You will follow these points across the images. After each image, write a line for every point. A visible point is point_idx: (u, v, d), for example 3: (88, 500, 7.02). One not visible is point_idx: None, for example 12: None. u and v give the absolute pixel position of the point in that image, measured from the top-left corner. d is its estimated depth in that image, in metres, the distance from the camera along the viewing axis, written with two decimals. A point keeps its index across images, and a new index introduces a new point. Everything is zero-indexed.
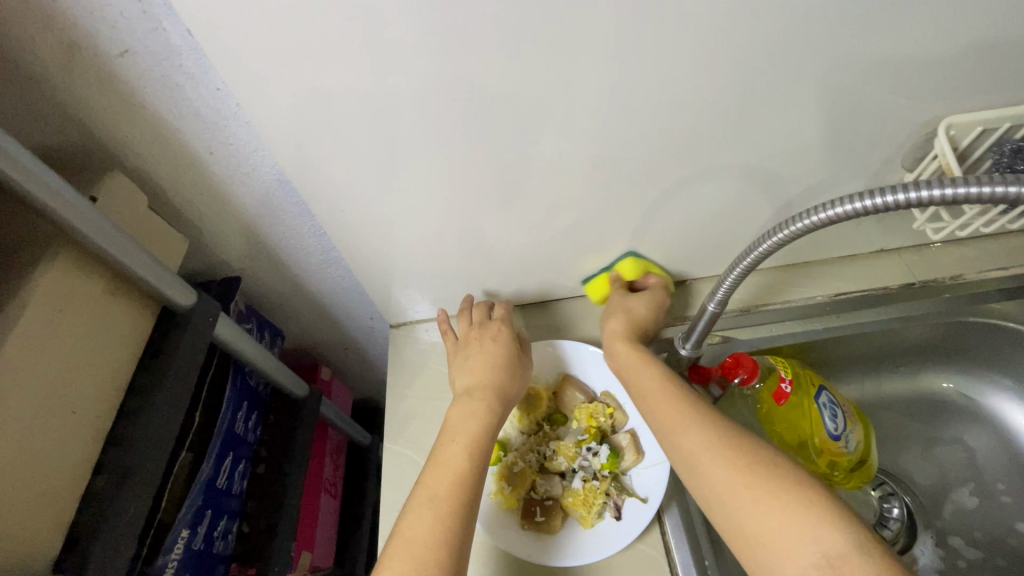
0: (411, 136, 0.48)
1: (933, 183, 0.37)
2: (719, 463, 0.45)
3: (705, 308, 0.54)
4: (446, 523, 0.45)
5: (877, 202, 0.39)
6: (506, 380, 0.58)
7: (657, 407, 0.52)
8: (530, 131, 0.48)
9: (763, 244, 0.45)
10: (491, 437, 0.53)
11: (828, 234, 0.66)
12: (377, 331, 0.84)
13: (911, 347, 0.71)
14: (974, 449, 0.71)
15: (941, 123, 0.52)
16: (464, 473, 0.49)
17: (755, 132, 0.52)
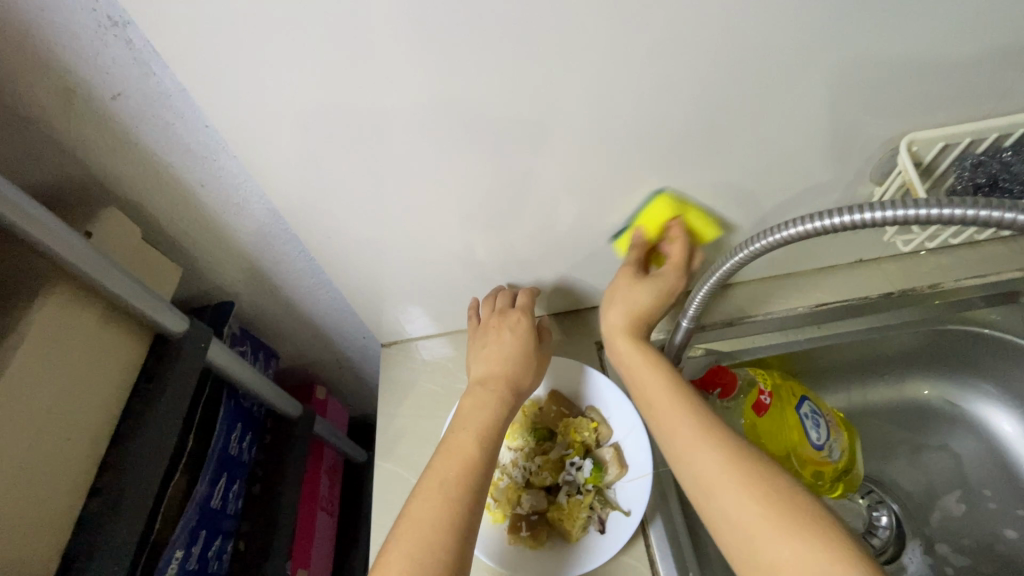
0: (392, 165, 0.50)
1: (894, 204, 0.40)
2: (703, 449, 0.47)
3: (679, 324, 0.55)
4: (454, 506, 0.47)
5: (836, 220, 0.42)
6: (520, 372, 0.60)
7: (663, 419, 0.52)
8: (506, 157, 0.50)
9: (735, 258, 0.49)
10: (502, 427, 0.55)
11: (805, 246, 0.67)
12: (371, 350, 0.86)
13: (893, 355, 0.71)
14: (960, 455, 0.71)
15: (904, 139, 0.54)
16: (473, 461, 0.51)
17: (723, 153, 0.53)
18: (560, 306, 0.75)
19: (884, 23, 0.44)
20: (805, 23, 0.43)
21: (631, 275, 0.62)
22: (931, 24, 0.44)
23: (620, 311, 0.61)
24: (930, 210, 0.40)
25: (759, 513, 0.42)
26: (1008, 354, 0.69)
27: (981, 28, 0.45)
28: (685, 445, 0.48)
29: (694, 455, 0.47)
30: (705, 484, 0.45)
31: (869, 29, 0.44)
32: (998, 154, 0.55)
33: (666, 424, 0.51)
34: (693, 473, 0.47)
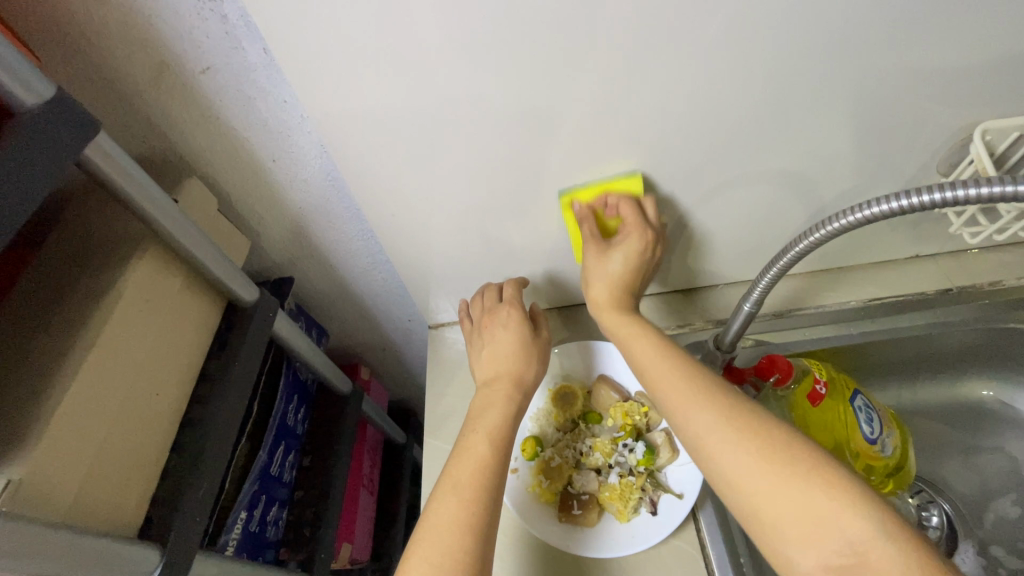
0: (462, 144, 0.51)
1: (970, 184, 0.38)
2: (702, 408, 0.47)
3: (741, 308, 0.55)
4: (471, 510, 0.47)
5: (917, 201, 0.40)
6: (523, 365, 0.60)
7: (669, 395, 0.50)
8: (574, 139, 0.51)
9: (801, 243, 0.46)
10: (512, 426, 0.55)
11: (862, 238, 0.66)
12: (415, 333, 0.88)
13: (950, 353, 0.70)
14: (1016, 458, 0.70)
15: (977, 128, 0.53)
16: (487, 462, 0.51)
17: (788, 139, 0.53)
18: None
19: (969, 7, 0.43)
20: (888, 6, 0.42)
21: (601, 249, 0.59)
22: (1018, 9, 0.43)
23: (603, 285, 0.59)
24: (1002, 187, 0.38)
25: (759, 466, 0.42)
26: None
27: None
28: (683, 408, 0.48)
29: (691, 415, 0.47)
30: (708, 444, 0.45)
31: (957, 14, 0.43)
32: None
33: (662, 387, 0.51)
34: (696, 433, 0.46)
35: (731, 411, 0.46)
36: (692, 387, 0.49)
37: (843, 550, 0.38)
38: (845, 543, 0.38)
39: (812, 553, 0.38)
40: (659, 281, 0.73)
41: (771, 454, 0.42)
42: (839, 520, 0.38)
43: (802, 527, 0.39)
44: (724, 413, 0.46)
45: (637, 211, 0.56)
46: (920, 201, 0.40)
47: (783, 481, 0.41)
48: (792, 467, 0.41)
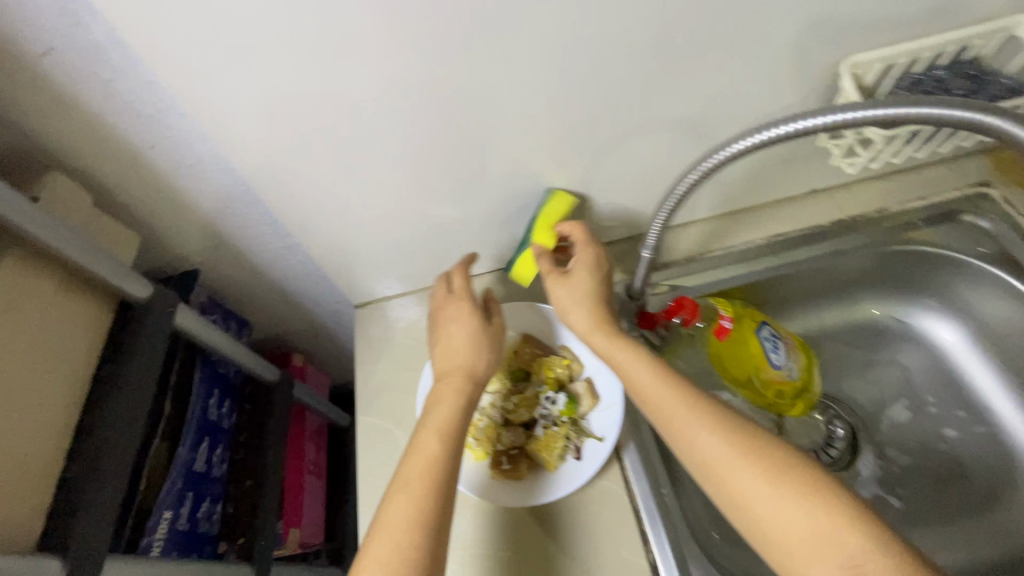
0: (348, 109, 0.49)
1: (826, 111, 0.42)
2: (712, 432, 0.48)
3: (650, 232, 0.59)
4: (423, 507, 0.48)
5: (777, 132, 0.45)
6: (475, 360, 0.58)
7: (666, 417, 0.51)
8: (460, 93, 0.49)
9: (697, 171, 0.51)
10: (465, 419, 0.55)
11: (757, 176, 0.69)
12: (344, 314, 0.85)
13: (848, 279, 0.75)
14: (908, 368, 0.76)
15: (844, 64, 0.55)
16: (437, 457, 0.51)
17: (672, 84, 0.54)
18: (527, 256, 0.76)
19: None
20: None
21: (560, 275, 0.62)
22: None
23: (580, 311, 0.60)
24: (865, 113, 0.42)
25: (770, 492, 0.44)
26: (957, 273, 0.71)
27: None
28: (688, 430, 0.49)
29: (697, 437, 0.48)
30: (718, 466, 0.46)
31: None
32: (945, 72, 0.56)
33: (660, 409, 0.51)
34: (699, 454, 0.48)
35: (741, 441, 0.47)
36: (692, 408, 0.50)
37: (845, 563, 0.39)
38: (843, 558, 0.40)
39: (817, 565, 0.40)
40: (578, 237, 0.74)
41: (772, 476, 0.44)
42: (815, 538, 0.41)
43: (810, 545, 0.41)
44: (730, 438, 0.47)
45: (581, 231, 0.63)
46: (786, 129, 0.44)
47: (790, 497, 0.43)
48: (799, 486, 0.43)
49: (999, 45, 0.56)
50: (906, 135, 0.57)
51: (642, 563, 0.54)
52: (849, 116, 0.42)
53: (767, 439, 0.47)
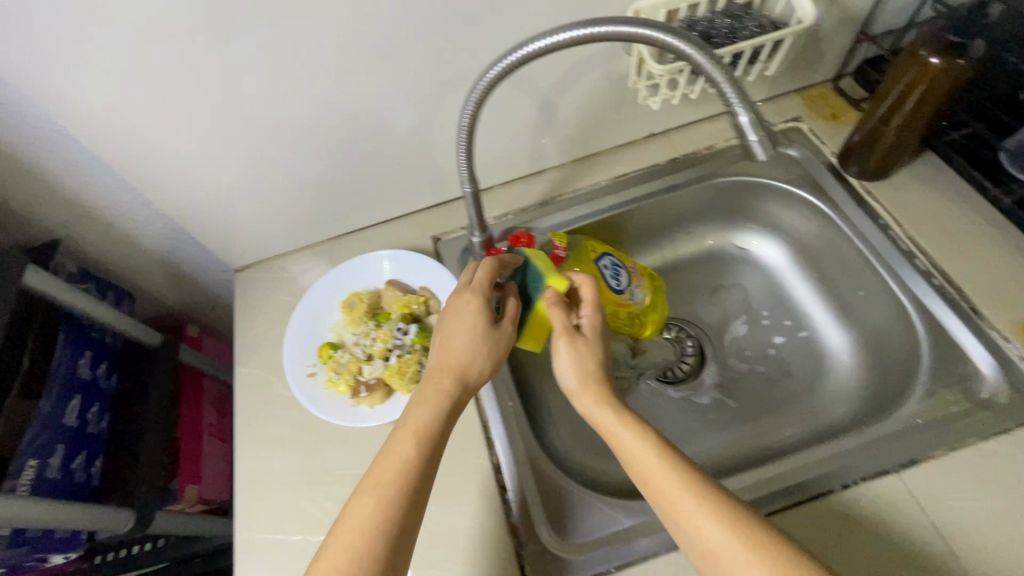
0: (166, 56, 0.53)
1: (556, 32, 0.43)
2: (716, 521, 0.44)
3: (464, 191, 0.60)
4: (384, 508, 0.45)
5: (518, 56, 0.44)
6: (471, 359, 0.53)
7: (666, 498, 0.46)
8: (273, 38, 0.55)
9: (465, 112, 0.50)
10: (445, 429, 0.51)
11: (591, 123, 0.76)
12: (231, 289, 0.88)
13: (688, 211, 0.83)
14: (748, 289, 0.85)
15: (630, 9, 0.61)
16: (410, 462, 0.47)
17: (474, 27, 0.60)
18: (395, 211, 0.80)
19: None
20: None
21: (570, 338, 0.57)
22: None
23: (571, 370, 0.56)
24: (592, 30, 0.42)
25: (756, 574, 0.42)
26: (776, 198, 0.80)
27: None
28: (690, 517, 0.45)
29: (703, 530, 0.44)
30: (715, 553, 0.44)
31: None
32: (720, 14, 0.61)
33: (659, 485, 0.47)
34: (700, 537, 0.44)
35: (742, 526, 0.44)
36: (697, 491, 0.46)
37: None
38: None
39: None
40: (439, 189, 0.79)
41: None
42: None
43: None
44: (734, 527, 0.44)
45: (565, 314, 0.58)
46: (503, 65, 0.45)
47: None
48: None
49: None
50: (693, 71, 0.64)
51: (485, 464, 0.61)
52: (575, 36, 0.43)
53: (776, 535, 0.43)
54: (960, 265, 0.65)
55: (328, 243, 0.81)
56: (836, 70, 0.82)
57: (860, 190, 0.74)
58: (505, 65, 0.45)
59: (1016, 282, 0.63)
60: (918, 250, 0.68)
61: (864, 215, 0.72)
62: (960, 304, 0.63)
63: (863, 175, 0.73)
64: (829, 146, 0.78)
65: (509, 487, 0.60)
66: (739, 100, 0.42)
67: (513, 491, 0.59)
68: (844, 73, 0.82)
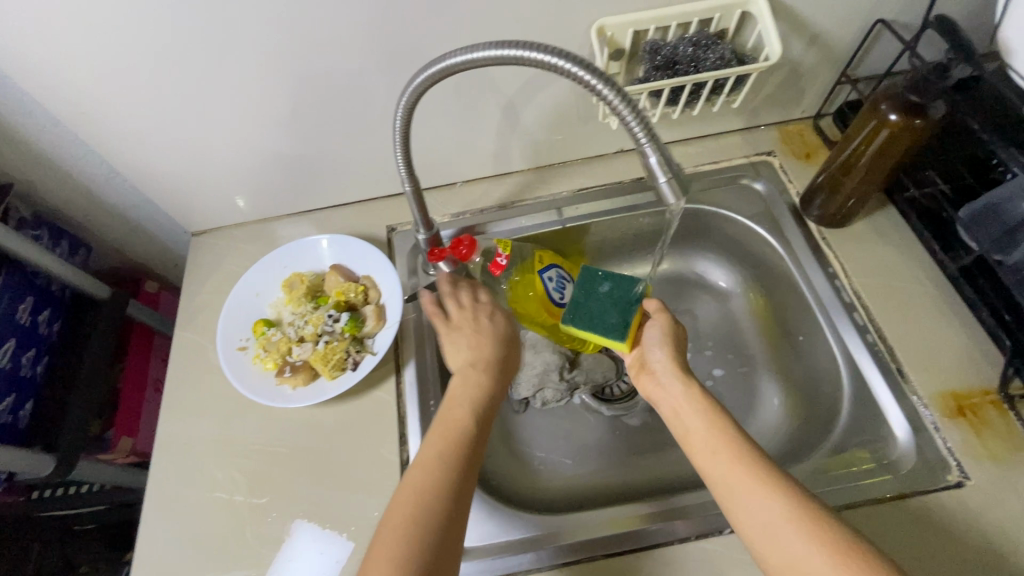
0: (115, 21, 0.53)
1: (465, 48, 0.41)
2: (760, 492, 0.49)
3: (403, 189, 0.60)
4: (432, 502, 0.52)
5: (436, 70, 0.43)
6: (497, 352, 0.66)
7: (725, 468, 0.52)
8: (228, 9, 0.54)
9: (397, 117, 0.49)
10: (490, 405, 0.62)
11: (558, 132, 0.75)
12: (184, 251, 0.90)
13: (648, 233, 0.82)
14: (699, 316, 0.83)
15: (595, 26, 0.60)
16: (464, 418, 0.59)
17: (435, 27, 0.59)
18: (355, 195, 0.81)
19: None
20: None
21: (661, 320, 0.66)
22: None
23: (659, 351, 0.64)
24: (505, 52, 0.40)
25: (803, 539, 0.46)
26: (735, 232, 0.79)
27: None
28: (741, 492, 0.50)
29: (754, 502, 0.49)
30: (767, 527, 0.48)
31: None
32: (688, 40, 0.60)
33: (715, 461, 0.53)
34: (754, 514, 0.49)
35: (793, 499, 0.48)
36: (738, 465, 0.52)
37: None
38: None
39: None
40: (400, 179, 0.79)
41: (811, 536, 0.46)
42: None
43: None
44: (784, 501, 0.48)
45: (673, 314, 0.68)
46: (426, 74, 0.44)
47: (815, 542, 0.45)
48: (831, 540, 0.45)
49: (740, 20, 0.62)
50: (656, 96, 0.64)
51: (394, 458, 0.63)
52: (484, 56, 0.41)
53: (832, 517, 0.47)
54: (897, 326, 0.65)
55: (286, 219, 0.82)
56: (817, 108, 0.80)
57: (816, 235, 0.73)
58: (428, 73, 0.43)
59: (946, 350, 0.63)
60: (859, 304, 0.67)
61: (816, 261, 0.71)
62: (889, 365, 0.63)
63: (822, 220, 0.72)
64: (795, 186, 0.77)
65: None
66: (646, 139, 0.39)
67: None
68: (825, 112, 0.80)
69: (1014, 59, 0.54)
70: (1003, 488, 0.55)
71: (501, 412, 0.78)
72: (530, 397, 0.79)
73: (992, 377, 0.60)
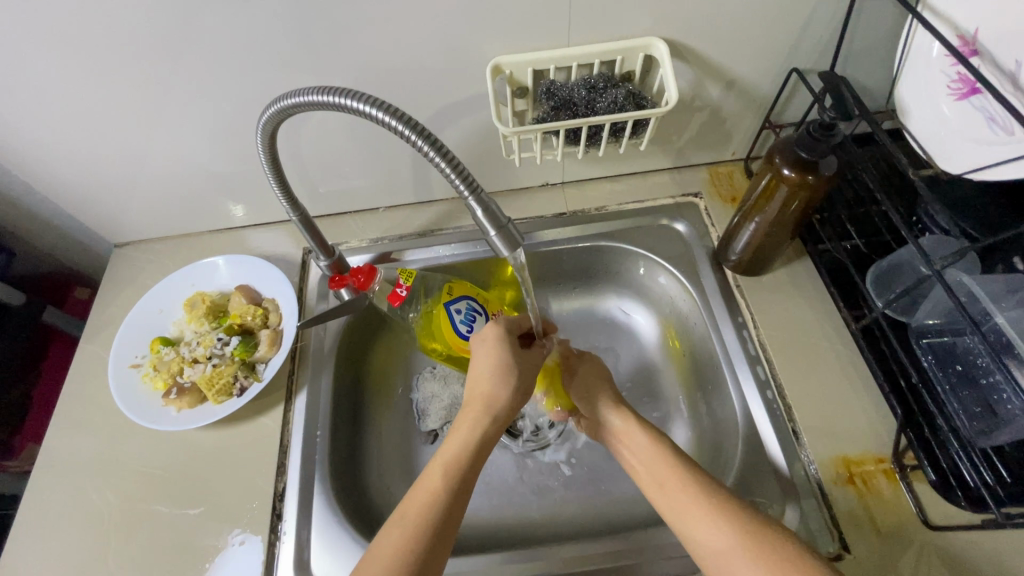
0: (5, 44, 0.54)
1: (294, 92, 0.43)
2: (713, 523, 0.48)
3: (290, 217, 0.61)
4: (411, 550, 0.46)
5: (278, 108, 0.45)
6: (498, 388, 0.56)
7: (676, 503, 0.51)
8: (119, 39, 0.55)
9: (261, 151, 0.50)
10: (485, 448, 0.54)
11: (477, 164, 0.75)
12: (106, 259, 0.88)
13: (571, 268, 0.81)
14: (620, 356, 0.81)
15: (492, 64, 0.60)
16: (463, 451, 0.52)
17: (333, 59, 0.59)
18: (277, 215, 0.81)
19: None
20: None
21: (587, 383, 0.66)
22: None
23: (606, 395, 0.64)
24: (329, 97, 0.42)
25: None
26: (656, 272, 0.77)
27: None
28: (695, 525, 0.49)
29: (706, 530, 0.48)
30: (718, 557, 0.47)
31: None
32: (585, 82, 0.60)
33: (666, 494, 0.52)
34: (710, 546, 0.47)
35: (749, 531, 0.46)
36: (690, 496, 0.50)
37: None
38: None
39: None
40: (320, 202, 0.79)
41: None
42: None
43: None
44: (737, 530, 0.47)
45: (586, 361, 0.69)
46: (268, 112, 0.46)
47: None
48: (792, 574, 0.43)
49: (644, 64, 0.62)
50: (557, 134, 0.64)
51: (270, 489, 0.62)
52: (310, 100, 0.43)
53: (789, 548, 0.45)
54: (798, 382, 0.63)
55: (208, 235, 0.82)
56: (746, 150, 0.78)
57: (731, 282, 0.71)
58: (271, 111, 0.46)
59: (844, 411, 0.60)
60: (763, 357, 0.65)
61: (726, 309, 0.69)
62: (784, 423, 0.61)
63: (736, 268, 0.71)
64: (716, 230, 0.75)
65: (285, 518, 0.60)
66: (467, 194, 0.41)
67: (287, 521, 0.60)
68: (755, 155, 0.79)
69: (908, 118, 0.53)
70: (881, 565, 0.52)
71: (405, 442, 0.75)
72: (439, 430, 0.75)
73: (886, 444, 0.58)
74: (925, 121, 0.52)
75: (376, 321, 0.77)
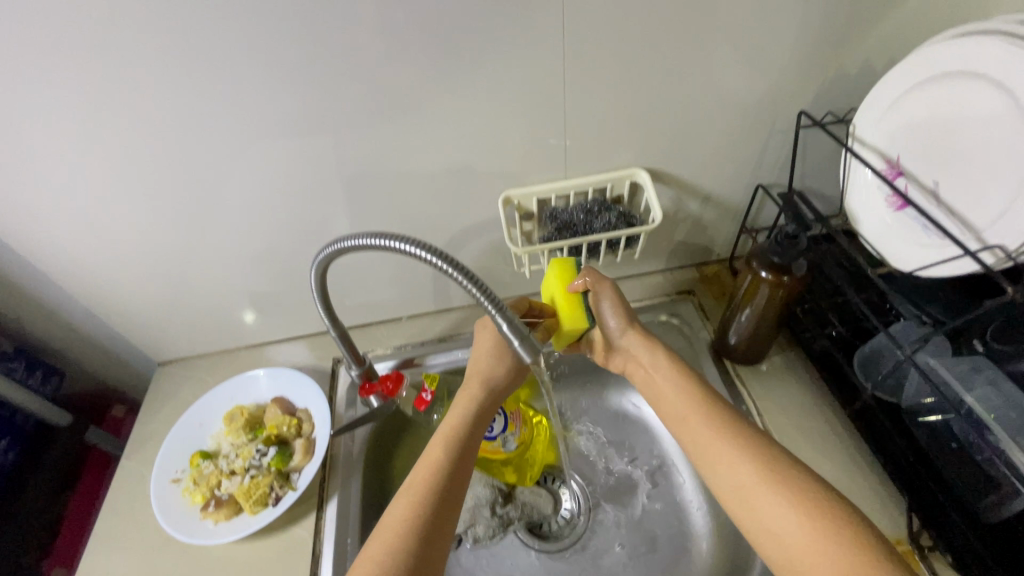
0: (100, 207, 0.64)
1: (349, 236, 0.51)
2: (737, 454, 0.52)
3: (330, 332, 0.67)
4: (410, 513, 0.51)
5: (331, 250, 0.54)
6: (493, 368, 0.63)
7: (699, 434, 0.56)
8: (195, 196, 0.66)
9: (313, 283, 0.59)
10: (479, 424, 0.60)
11: (490, 275, 0.84)
12: (146, 378, 0.95)
13: (581, 364, 0.86)
14: (638, 450, 0.83)
15: (502, 197, 0.71)
16: (458, 427, 0.58)
17: (369, 200, 0.70)
18: (309, 328, 0.89)
19: (428, 120, 0.62)
20: (364, 118, 0.61)
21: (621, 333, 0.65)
22: (466, 122, 0.63)
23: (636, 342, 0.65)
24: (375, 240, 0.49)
25: (794, 511, 0.47)
26: None
27: (508, 123, 0.64)
28: (731, 461, 0.52)
29: (731, 461, 0.52)
30: (744, 489, 0.51)
31: (437, 103, 0.61)
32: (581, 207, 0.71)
33: (692, 428, 0.57)
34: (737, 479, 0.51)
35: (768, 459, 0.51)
36: (714, 430, 0.55)
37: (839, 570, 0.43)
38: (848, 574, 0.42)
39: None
40: (349, 314, 0.87)
41: (794, 501, 0.47)
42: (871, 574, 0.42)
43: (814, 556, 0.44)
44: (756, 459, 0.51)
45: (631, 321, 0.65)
46: (324, 252, 0.55)
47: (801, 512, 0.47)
48: (809, 503, 0.47)
49: (630, 189, 0.74)
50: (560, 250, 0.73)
51: None
52: (360, 242, 0.51)
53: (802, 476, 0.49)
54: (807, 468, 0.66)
55: (245, 350, 0.89)
56: (728, 251, 0.88)
57: (731, 372, 0.76)
58: (326, 251, 0.54)
59: (854, 495, 0.63)
60: None
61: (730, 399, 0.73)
62: None
63: (733, 357, 0.77)
64: (709, 322, 0.83)
65: None
66: (495, 312, 0.48)
67: None
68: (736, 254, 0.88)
69: (860, 225, 0.63)
70: None
71: None
72: (463, 533, 0.76)
73: (901, 526, 0.60)
74: (875, 228, 0.61)
75: (399, 426, 0.81)
